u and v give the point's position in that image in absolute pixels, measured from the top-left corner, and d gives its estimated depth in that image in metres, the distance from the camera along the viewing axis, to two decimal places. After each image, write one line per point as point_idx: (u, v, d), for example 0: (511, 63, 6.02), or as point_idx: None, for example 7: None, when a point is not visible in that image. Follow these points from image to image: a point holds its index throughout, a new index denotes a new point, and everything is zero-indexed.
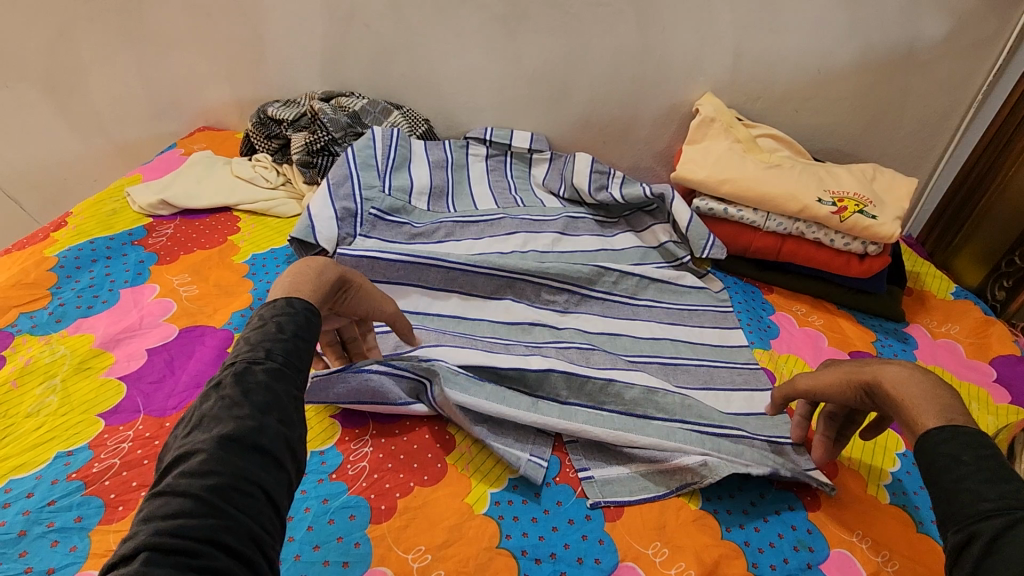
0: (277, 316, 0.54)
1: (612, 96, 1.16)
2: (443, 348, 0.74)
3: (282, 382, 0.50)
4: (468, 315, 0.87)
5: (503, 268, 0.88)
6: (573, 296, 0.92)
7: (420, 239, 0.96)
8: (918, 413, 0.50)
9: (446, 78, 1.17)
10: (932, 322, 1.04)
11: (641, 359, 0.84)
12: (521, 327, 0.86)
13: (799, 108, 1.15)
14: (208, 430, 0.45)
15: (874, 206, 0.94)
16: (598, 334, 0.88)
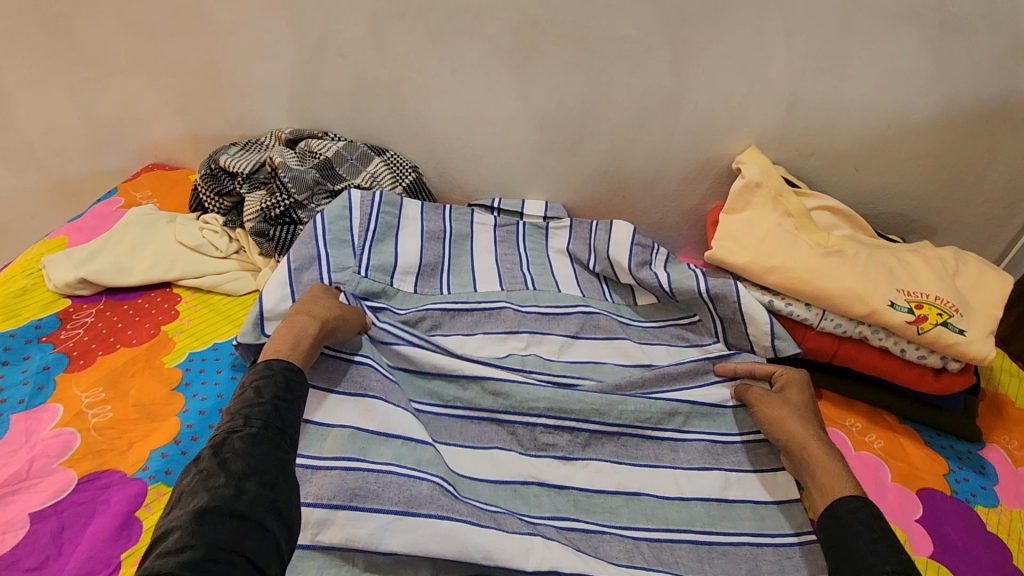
0: (256, 383, 0.57)
1: (635, 146, 0.97)
2: (417, 518, 0.60)
3: (263, 444, 0.51)
4: (453, 470, 0.70)
5: (503, 407, 0.76)
6: (579, 434, 0.76)
7: (412, 343, 0.78)
8: (832, 485, 0.64)
9: (438, 119, 0.98)
10: (1012, 442, 0.86)
11: (666, 538, 0.68)
12: (512, 488, 0.70)
13: (862, 167, 0.96)
14: (187, 505, 0.45)
15: (960, 316, 0.76)
16: (613, 495, 0.71)
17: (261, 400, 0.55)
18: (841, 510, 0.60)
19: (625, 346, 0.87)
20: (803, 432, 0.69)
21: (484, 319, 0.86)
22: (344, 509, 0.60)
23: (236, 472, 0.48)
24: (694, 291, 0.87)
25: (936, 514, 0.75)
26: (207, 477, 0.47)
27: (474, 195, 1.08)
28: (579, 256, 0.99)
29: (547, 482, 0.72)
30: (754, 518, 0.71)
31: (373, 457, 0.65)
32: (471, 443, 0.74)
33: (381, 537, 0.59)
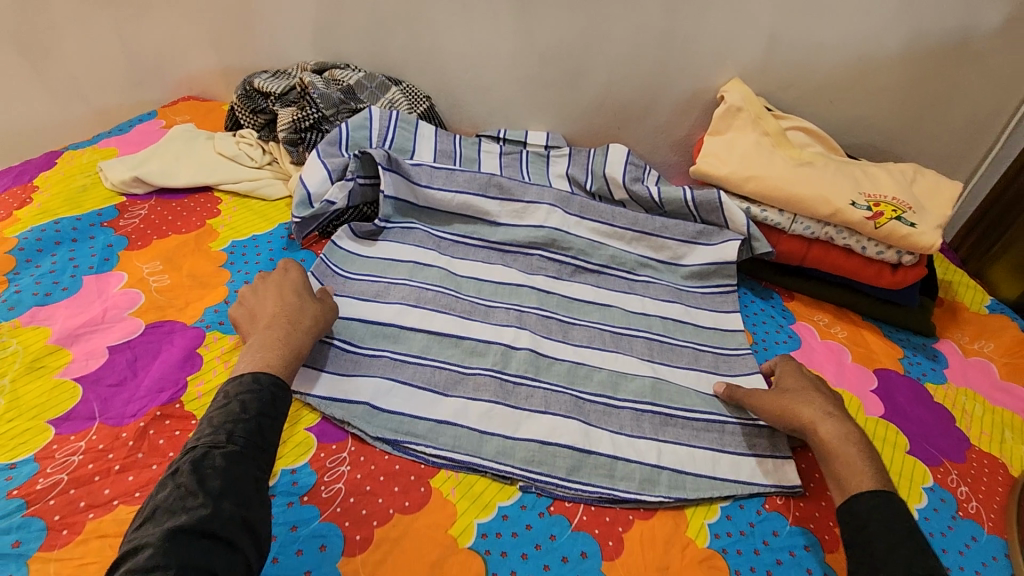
0: (240, 394, 0.56)
1: (629, 79, 1.07)
2: (424, 316, 0.79)
3: (243, 465, 0.50)
4: (457, 273, 0.89)
5: (508, 244, 0.95)
6: (565, 266, 0.94)
7: (425, 228, 0.94)
8: (850, 474, 0.60)
9: (451, 53, 1.08)
10: (964, 337, 0.97)
11: (626, 332, 0.85)
12: (508, 288, 0.88)
13: (834, 98, 1.05)
14: (158, 522, 0.45)
15: (913, 213, 0.86)
16: (588, 304, 0.89)
17: (245, 415, 0.54)
18: (857, 507, 0.57)
19: (619, 230, 0.98)
20: (819, 410, 0.67)
21: (497, 197, 0.97)
22: (376, 325, 0.77)
23: (212, 492, 0.47)
24: (680, 200, 0.98)
25: (888, 386, 0.85)
26: (184, 494, 0.47)
27: (482, 128, 1.18)
28: (577, 179, 1.08)
29: (536, 288, 0.89)
30: (710, 361, 0.84)
31: (387, 297, 0.81)
32: (479, 298, 0.85)
33: (405, 343, 0.76)
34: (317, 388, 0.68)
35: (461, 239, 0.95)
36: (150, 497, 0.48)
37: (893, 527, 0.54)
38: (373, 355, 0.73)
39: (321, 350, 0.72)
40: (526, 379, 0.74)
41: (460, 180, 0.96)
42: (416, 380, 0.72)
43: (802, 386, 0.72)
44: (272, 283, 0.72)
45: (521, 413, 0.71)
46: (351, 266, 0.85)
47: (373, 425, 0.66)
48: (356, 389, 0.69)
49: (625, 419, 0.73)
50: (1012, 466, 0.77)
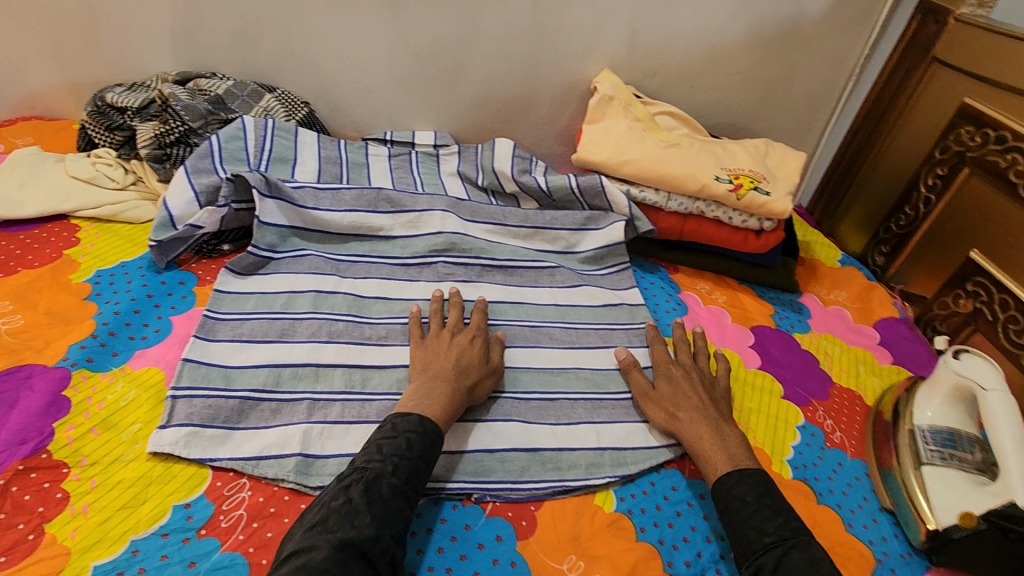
0: (407, 431, 0.60)
1: (508, 74, 1.10)
2: (335, 348, 0.76)
3: (400, 501, 0.55)
4: (365, 294, 0.85)
5: (408, 259, 0.92)
6: (473, 267, 0.94)
7: (317, 252, 0.89)
8: (712, 462, 0.66)
9: (325, 57, 1.05)
10: (822, 290, 1.09)
11: (543, 325, 0.87)
12: (420, 304, 0.86)
13: (696, 83, 1.14)
14: (333, 529, 0.51)
15: (767, 183, 0.95)
16: (500, 303, 0.89)
17: (409, 453, 0.58)
18: (719, 488, 0.63)
19: (513, 228, 1.00)
20: (687, 412, 0.71)
21: (387, 211, 0.95)
22: (287, 368, 0.71)
23: (376, 519, 0.52)
24: (566, 187, 1.02)
25: (764, 342, 0.94)
26: (354, 511, 0.52)
27: (366, 131, 1.16)
28: (467, 175, 1.10)
29: (453, 298, 0.88)
30: (623, 338, 0.88)
31: (295, 335, 0.76)
32: (390, 317, 0.83)
33: (325, 381, 0.71)
34: (241, 451, 0.62)
35: (359, 258, 0.91)
36: (325, 501, 0.54)
37: (748, 500, 0.61)
38: (292, 400, 0.68)
39: (235, 408, 0.65)
40: None
41: (347, 199, 0.93)
42: (347, 416, 0.67)
43: (671, 388, 0.74)
44: (446, 340, 0.74)
45: (462, 425, 0.69)
46: (245, 306, 0.79)
47: (312, 475, 0.61)
48: (284, 442, 0.63)
49: (561, 410, 0.75)
50: (866, 396, 0.88)
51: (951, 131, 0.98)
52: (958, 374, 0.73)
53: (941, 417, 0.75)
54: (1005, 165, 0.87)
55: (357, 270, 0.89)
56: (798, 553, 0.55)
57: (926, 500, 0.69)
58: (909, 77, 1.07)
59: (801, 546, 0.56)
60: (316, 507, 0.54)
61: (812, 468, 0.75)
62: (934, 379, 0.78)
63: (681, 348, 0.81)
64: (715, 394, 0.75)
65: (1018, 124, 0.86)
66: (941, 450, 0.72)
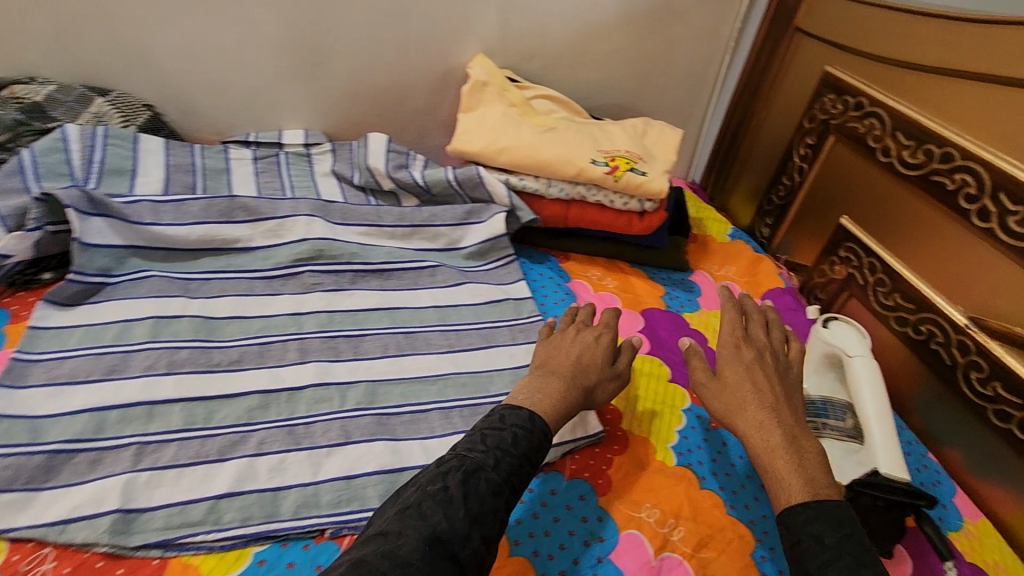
0: (514, 425, 0.60)
1: (375, 63, 1.03)
2: (174, 380, 0.68)
3: (496, 499, 0.54)
4: (217, 315, 0.77)
5: (270, 272, 0.84)
6: (344, 274, 0.87)
7: (162, 272, 0.80)
8: (781, 490, 0.58)
9: (165, 53, 0.95)
10: (713, 265, 1.09)
11: (421, 330, 0.82)
12: (283, 320, 0.79)
13: (576, 64, 1.10)
14: (424, 517, 0.51)
15: (644, 162, 0.93)
16: (374, 310, 0.83)
17: (515, 449, 0.58)
18: (791, 523, 0.55)
19: (388, 228, 0.94)
20: (753, 416, 0.65)
21: (244, 220, 0.86)
22: (114, 411, 0.63)
23: (468, 515, 0.52)
24: (444, 180, 0.97)
25: (654, 325, 0.92)
26: (450, 501, 0.52)
27: (228, 133, 1.06)
28: (343, 175, 1.02)
29: (321, 309, 0.81)
30: (507, 335, 0.84)
31: (127, 370, 0.68)
32: (245, 338, 0.75)
33: (160, 421, 0.64)
34: (46, 516, 0.54)
35: (214, 274, 0.83)
36: (421, 487, 0.54)
37: (827, 543, 0.52)
38: (117, 446, 0.61)
39: (42, 465, 0.57)
40: (318, 414, 0.67)
41: (193, 210, 0.84)
42: (182, 458, 0.61)
43: (741, 373, 0.69)
44: (569, 335, 0.76)
45: (318, 452, 0.64)
46: (68, 342, 0.69)
47: (133, 533, 0.55)
48: (101, 498, 0.56)
49: (435, 422, 0.70)
50: None
51: (817, 100, 0.99)
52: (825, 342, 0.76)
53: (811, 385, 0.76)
54: (864, 130, 0.89)
55: (210, 289, 0.81)
56: None
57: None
58: (776, 48, 1.07)
59: None
60: (412, 491, 0.54)
61: (696, 452, 0.74)
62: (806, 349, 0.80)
63: (754, 322, 0.76)
64: (788, 382, 0.70)
65: (874, 89, 0.87)
66: (815, 420, 0.72)
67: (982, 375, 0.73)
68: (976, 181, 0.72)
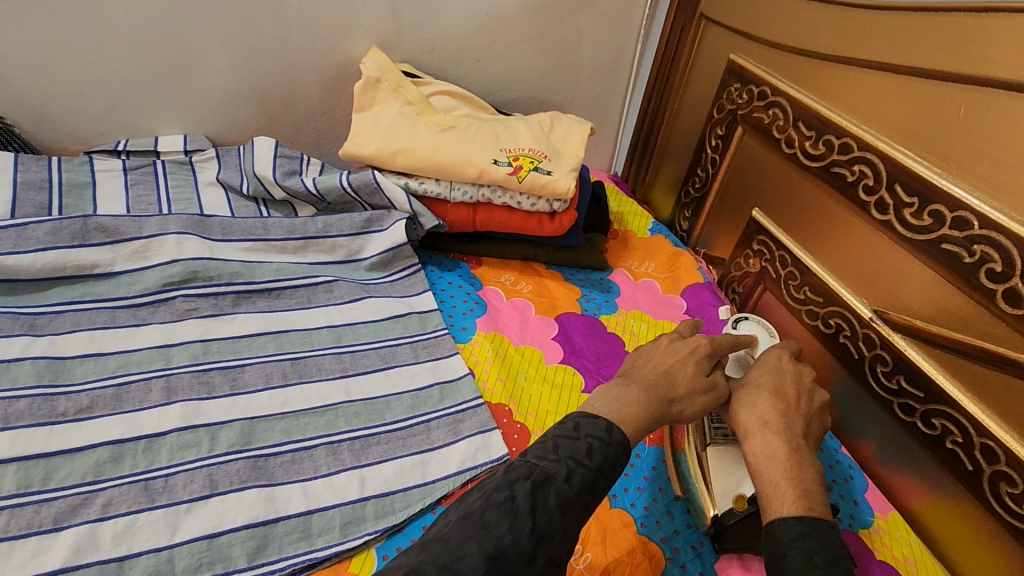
0: (593, 435, 0.53)
1: (256, 60, 0.94)
2: (7, 436, 0.59)
3: (568, 517, 0.48)
4: (68, 354, 0.68)
5: (135, 300, 0.75)
6: (225, 296, 0.79)
7: (2, 308, 0.70)
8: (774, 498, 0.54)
9: (2, 54, 0.83)
10: (634, 262, 1.06)
11: (310, 355, 0.75)
12: (148, 354, 0.70)
13: (480, 57, 1.04)
14: (487, 527, 0.45)
15: (548, 161, 0.88)
16: (258, 335, 0.76)
17: (591, 462, 0.51)
18: (779, 535, 0.50)
19: (277, 242, 0.86)
20: (759, 413, 0.61)
21: (103, 242, 0.77)
22: None
23: (536, 533, 0.46)
24: (337, 187, 0.89)
25: (568, 331, 0.88)
26: (516, 513, 0.46)
27: (95, 142, 0.96)
28: (230, 183, 0.94)
29: (195, 339, 0.73)
30: (408, 354, 0.78)
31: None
32: (99, 380, 0.66)
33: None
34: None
35: (67, 306, 0.73)
36: (485, 494, 0.48)
37: (816, 561, 0.47)
38: None
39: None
40: (181, 463, 0.60)
41: (38, 235, 0.74)
42: (9, 531, 0.53)
43: (773, 382, 0.64)
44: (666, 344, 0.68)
45: (176, 509, 0.56)
46: None
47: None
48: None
49: (320, 459, 0.64)
50: None
51: (723, 90, 0.97)
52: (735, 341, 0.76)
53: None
54: (769, 121, 0.87)
55: (62, 324, 0.71)
56: None
57: (713, 484, 0.64)
58: (683, 36, 1.04)
59: None
60: (476, 499, 0.48)
61: None
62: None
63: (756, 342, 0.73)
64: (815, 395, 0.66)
65: (777, 79, 0.85)
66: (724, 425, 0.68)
67: (887, 369, 0.73)
68: (873, 171, 0.71)
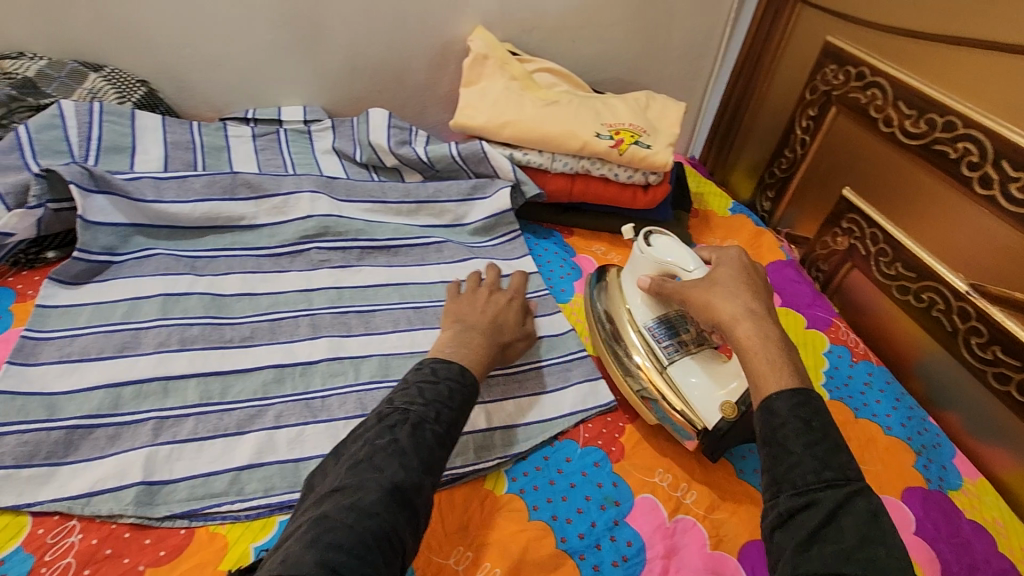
0: (447, 380, 0.58)
1: (373, 37, 1.01)
2: (187, 355, 0.67)
3: (446, 446, 0.53)
4: (226, 293, 0.77)
5: (277, 249, 0.84)
6: (351, 250, 0.87)
7: (168, 251, 0.79)
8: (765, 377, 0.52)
9: (156, 27, 0.92)
10: (716, 239, 1.10)
11: (430, 305, 0.82)
12: (292, 297, 0.78)
13: (575, 37, 1.09)
14: (379, 469, 0.48)
15: (648, 136, 0.94)
16: (383, 286, 0.83)
17: (451, 404, 0.56)
18: (780, 406, 0.50)
19: (393, 205, 0.94)
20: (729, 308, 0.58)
21: (248, 197, 0.85)
22: (129, 387, 0.63)
23: (423, 463, 0.50)
24: (447, 156, 0.96)
25: None
26: (403, 450, 0.50)
27: (225, 111, 1.05)
28: (345, 152, 1.01)
29: (330, 286, 0.81)
30: None
31: (139, 347, 0.67)
32: (256, 315, 0.75)
33: (175, 396, 0.64)
34: (68, 490, 0.54)
35: (220, 252, 0.82)
36: (370, 443, 0.51)
37: (816, 426, 0.48)
38: (135, 421, 0.61)
39: (61, 441, 0.57)
40: (335, 388, 0.68)
41: (196, 187, 0.83)
42: (201, 432, 0.61)
43: (733, 275, 0.62)
44: (485, 298, 0.75)
45: (337, 425, 0.64)
46: (77, 320, 0.69)
47: (157, 505, 0.55)
48: (122, 471, 0.56)
49: None
50: None
51: (817, 72, 1.00)
52: (656, 260, 0.72)
53: (647, 312, 0.74)
54: (866, 101, 0.90)
55: (217, 267, 0.80)
56: (863, 501, 0.44)
57: (690, 403, 0.66)
58: (776, 20, 1.08)
59: (865, 492, 0.45)
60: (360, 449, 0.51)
61: None
62: (632, 263, 0.77)
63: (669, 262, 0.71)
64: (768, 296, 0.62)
65: (877, 59, 0.88)
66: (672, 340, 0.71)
67: (981, 340, 0.75)
68: (977, 148, 0.73)
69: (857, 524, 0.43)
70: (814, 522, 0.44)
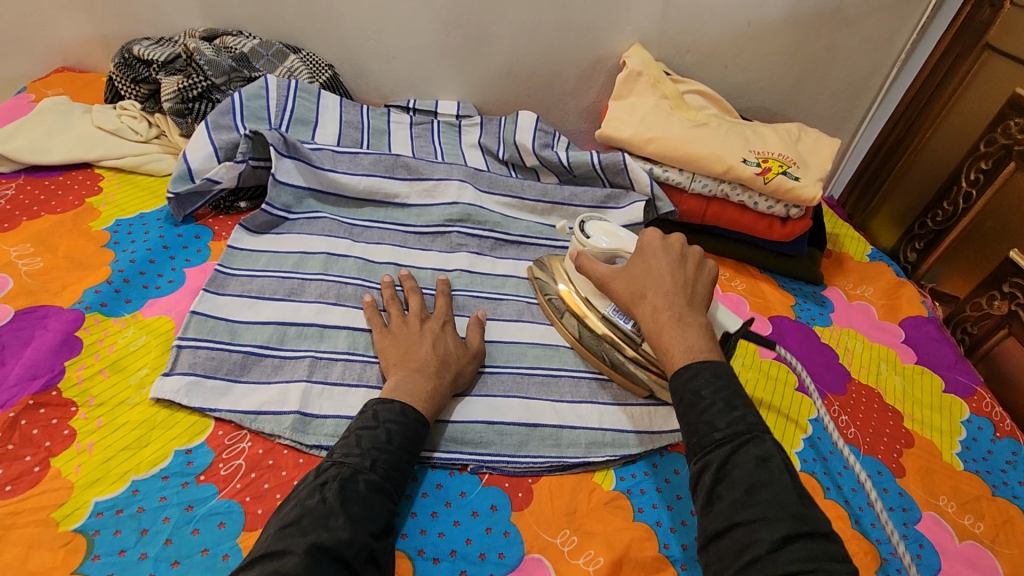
0: (389, 421, 0.58)
1: (534, 45, 1.07)
2: (340, 309, 0.75)
3: (380, 496, 0.53)
4: (375, 260, 0.84)
5: (423, 229, 0.91)
6: (486, 240, 0.93)
7: (332, 216, 0.89)
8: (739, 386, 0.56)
9: (348, 19, 1.04)
10: (848, 284, 1.05)
11: None
12: (431, 273, 0.85)
13: (730, 63, 1.08)
14: (304, 533, 0.47)
15: (796, 168, 0.92)
16: (510, 277, 0.88)
17: (390, 447, 0.56)
18: (677, 382, 0.57)
19: (530, 202, 0.98)
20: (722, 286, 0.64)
21: (404, 177, 0.94)
22: (293, 327, 0.72)
23: (351, 517, 0.50)
24: (588, 163, 0.99)
25: (782, 332, 0.91)
26: (329, 511, 0.49)
27: (390, 98, 1.15)
28: (489, 148, 1.06)
29: (464, 269, 0.87)
30: None
31: (303, 295, 0.76)
32: None
33: (328, 341, 0.71)
34: (240, 404, 0.63)
35: (374, 223, 0.91)
36: (299, 500, 0.51)
37: (705, 394, 0.55)
38: (295, 358, 0.69)
39: (238, 362, 0.67)
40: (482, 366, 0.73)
41: (364, 163, 0.92)
42: (347, 378, 0.68)
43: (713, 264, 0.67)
44: (416, 328, 0.70)
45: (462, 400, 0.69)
46: (257, 263, 0.79)
47: (308, 433, 0.62)
48: (283, 398, 0.64)
49: (564, 387, 0.73)
50: (886, 394, 0.85)
51: (999, 124, 0.96)
52: (597, 247, 0.75)
53: (600, 299, 0.75)
54: None
55: (370, 236, 0.89)
56: (751, 449, 0.51)
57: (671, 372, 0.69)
58: (955, 67, 1.02)
59: (754, 441, 0.52)
60: (290, 507, 0.51)
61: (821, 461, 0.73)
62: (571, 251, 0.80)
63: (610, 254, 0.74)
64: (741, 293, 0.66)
65: None
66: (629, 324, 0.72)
67: None
68: None
69: (745, 475, 0.50)
70: (708, 484, 0.51)
